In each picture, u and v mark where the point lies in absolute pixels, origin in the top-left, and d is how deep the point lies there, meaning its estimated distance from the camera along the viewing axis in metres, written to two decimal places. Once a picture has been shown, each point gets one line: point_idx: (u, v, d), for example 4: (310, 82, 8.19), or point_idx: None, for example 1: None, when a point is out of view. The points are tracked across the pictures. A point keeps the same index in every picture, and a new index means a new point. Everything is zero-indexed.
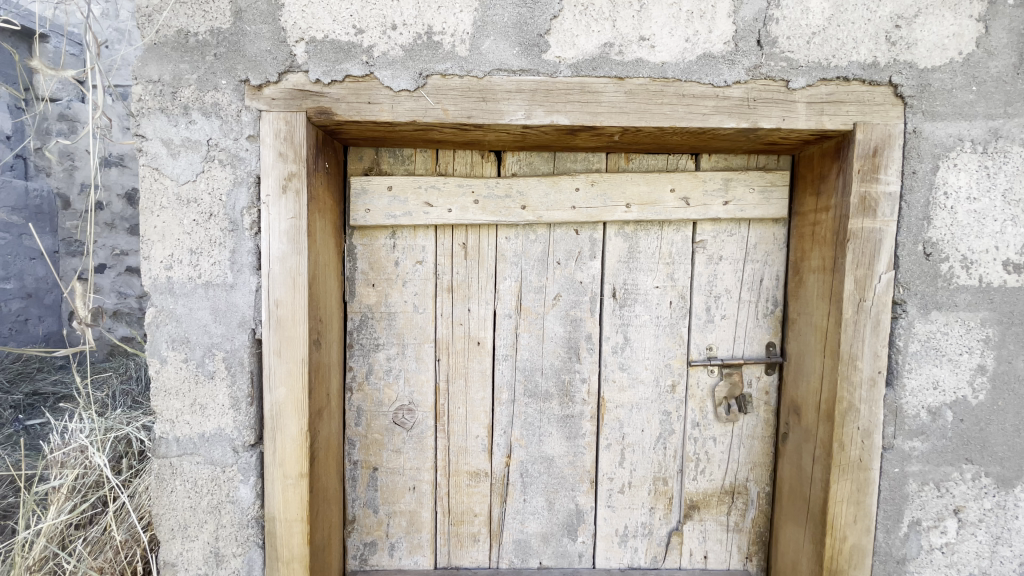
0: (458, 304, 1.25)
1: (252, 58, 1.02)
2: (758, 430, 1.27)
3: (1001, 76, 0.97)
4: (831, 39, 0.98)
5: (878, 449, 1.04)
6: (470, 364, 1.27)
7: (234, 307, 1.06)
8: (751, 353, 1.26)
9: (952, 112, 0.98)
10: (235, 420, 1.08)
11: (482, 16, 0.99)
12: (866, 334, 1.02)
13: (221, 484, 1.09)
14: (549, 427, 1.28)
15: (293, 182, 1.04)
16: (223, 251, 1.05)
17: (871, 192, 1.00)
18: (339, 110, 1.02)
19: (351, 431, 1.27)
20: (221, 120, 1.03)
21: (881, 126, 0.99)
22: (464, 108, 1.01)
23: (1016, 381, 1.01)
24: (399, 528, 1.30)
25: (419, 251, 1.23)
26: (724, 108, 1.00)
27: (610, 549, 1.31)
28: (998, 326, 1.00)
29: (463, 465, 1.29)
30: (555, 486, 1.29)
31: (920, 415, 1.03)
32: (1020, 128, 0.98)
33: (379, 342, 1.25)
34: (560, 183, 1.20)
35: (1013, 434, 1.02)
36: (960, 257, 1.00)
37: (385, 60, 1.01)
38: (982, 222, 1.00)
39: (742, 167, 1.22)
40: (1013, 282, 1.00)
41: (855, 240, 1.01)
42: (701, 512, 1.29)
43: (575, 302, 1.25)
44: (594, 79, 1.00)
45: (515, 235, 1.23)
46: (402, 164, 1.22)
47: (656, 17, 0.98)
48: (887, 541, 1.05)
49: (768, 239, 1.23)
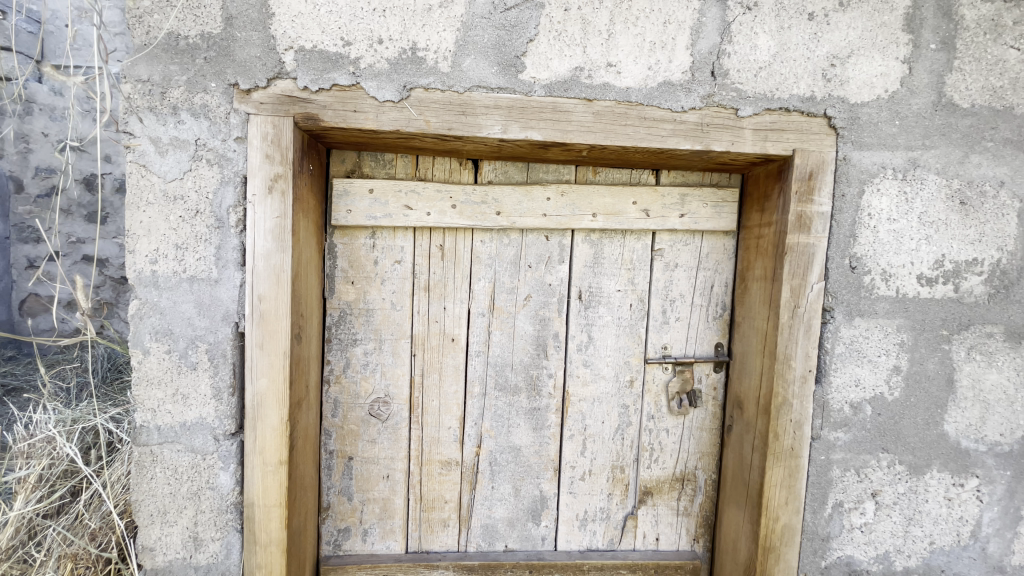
0: (434, 303, 1.33)
1: (242, 63, 1.07)
2: (706, 423, 1.39)
3: (920, 113, 1.11)
4: (775, 73, 1.09)
5: (807, 439, 1.17)
6: (444, 360, 1.34)
7: (219, 301, 1.11)
8: (701, 352, 1.37)
9: (877, 142, 1.12)
10: (217, 410, 1.12)
11: (463, 36, 1.07)
12: (800, 336, 1.15)
13: (201, 471, 1.13)
14: (517, 418, 1.37)
15: (279, 183, 1.09)
16: (209, 247, 1.09)
17: (806, 212, 1.13)
18: (326, 117, 1.08)
19: (327, 422, 1.32)
20: (209, 121, 1.07)
21: (817, 152, 1.12)
22: (445, 120, 1.08)
23: (926, 380, 1.16)
24: (372, 514, 1.37)
25: (398, 251, 1.30)
26: (681, 131, 1.10)
27: (571, 533, 1.41)
28: (911, 332, 1.15)
29: (436, 454, 1.37)
30: (522, 474, 1.38)
31: (844, 409, 1.16)
32: (935, 159, 1.12)
33: (357, 337, 1.31)
34: (533, 192, 1.28)
35: (923, 427, 1.17)
36: (881, 271, 1.14)
37: (372, 72, 1.07)
38: (901, 240, 1.13)
39: (697, 183, 1.33)
40: (925, 294, 1.14)
41: (792, 253, 1.13)
42: (654, 498, 1.41)
43: (544, 303, 1.34)
44: (565, 100, 1.09)
45: (489, 238, 1.31)
46: (384, 168, 1.28)
47: (623, 46, 1.08)
48: (814, 520, 1.18)
49: (719, 250, 1.35)
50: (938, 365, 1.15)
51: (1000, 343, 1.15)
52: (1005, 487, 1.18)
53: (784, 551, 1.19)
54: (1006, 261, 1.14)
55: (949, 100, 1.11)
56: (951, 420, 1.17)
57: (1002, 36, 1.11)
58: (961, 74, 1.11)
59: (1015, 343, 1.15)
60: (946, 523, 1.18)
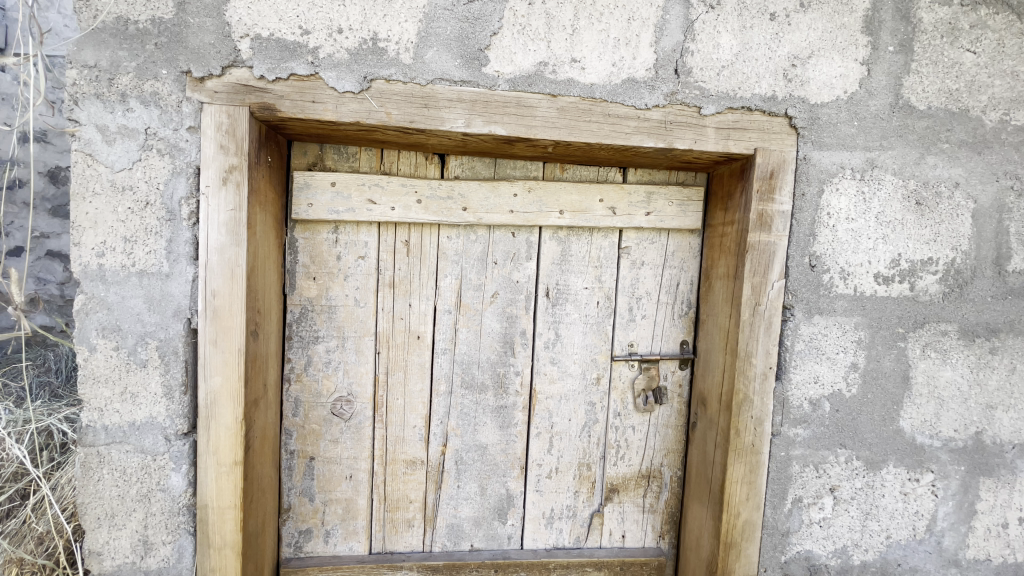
0: (399, 300, 1.30)
1: (195, 50, 1.03)
2: (672, 420, 1.40)
3: (878, 114, 1.13)
4: (738, 73, 1.10)
5: (768, 435, 1.18)
6: (409, 357, 1.32)
7: (170, 296, 1.07)
8: (666, 349, 1.38)
9: (836, 142, 1.13)
10: (168, 409, 1.08)
11: (426, 27, 1.05)
12: (761, 334, 1.16)
13: (151, 472, 1.09)
14: (483, 417, 1.35)
15: (234, 174, 1.06)
16: (159, 240, 1.06)
17: (767, 210, 1.14)
18: (283, 107, 1.05)
19: (288, 421, 1.29)
20: (160, 109, 1.03)
21: (778, 152, 1.13)
22: (407, 112, 1.06)
23: (882, 377, 1.18)
24: (334, 515, 1.34)
25: (362, 246, 1.27)
26: (644, 128, 1.10)
27: (537, 531, 1.40)
28: (868, 330, 1.17)
29: (400, 454, 1.34)
30: (488, 473, 1.37)
31: (804, 405, 1.18)
32: (892, 160, 1.14)
33: (319, 334, 1.28)
34: (500, 188, 1.27)
35: (880, 423, 1.19)
36: (839, 269, 1.16)
37: (331, 62, 1.04)
38: (859, 240, 1.15)
39: (664, 182, 1.33)
40: (882, 292, 1.16)
41: (753, 252, 1.14)
42: (620, 495, 1.41)
43: (511, 300, 1.33)
44: (529, 95, 1.08)
45: (456, 234, 1.30)
46: (346, 161, 1.25)
47: (587, 42, 1.07)
48: (774, 516, 1.20)
49: (685, 248, 1.35)
50: (894, 362, 1.18)
51: (954, 340, 1.18)
52: (959, 482, 1.21)
53: (745, 546, 1.20)
54: (959, 261, 1.17)
55: (906, 102, 1.13)
56: (906, 416, 1.19)
57: (959, 39, 1.13)
58: (918, 76, 1.13)
59: (967, 341, 1.18)
60: (902, 518, 1.21)
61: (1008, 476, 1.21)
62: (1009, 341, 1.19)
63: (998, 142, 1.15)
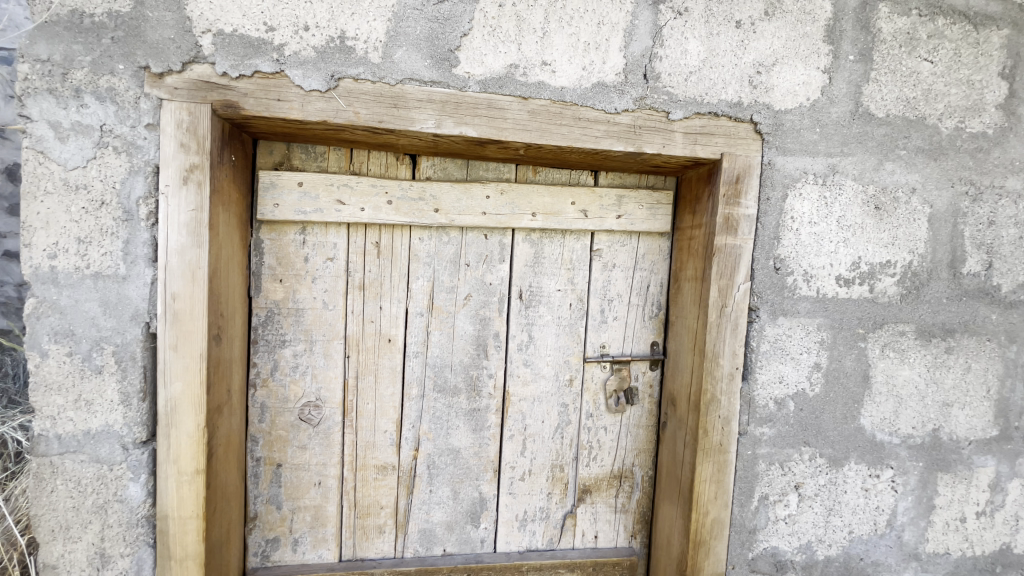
0: (369, 302, 1.28)
1: (154, 45, 0.99)
2: (643, 420, 1.41)
3: (839, 121, 1.17)
4: (705, 78, 1.12)
5: (735, 435, 1.20)
6: (380, 361, 1.30)
7: (127, 299, 1.03)
8: (638, 350, 1.39)
9: (800, 148, 1.16)
10: (125, 417, 1.04)
11: (395, 26, 1.03)
12: (727, 335, 1.18)
13: (108, 483, 1.05)
14: (456, 420, 1.34)
15: (195, 174, 1.02)
16: (116, 241, 1.01)
17: (733, 214, 1.16)
18: (247, 105, 1.02)
19: (254, 427, 1.26)
20: (116, 105, 0.99)
21: (743, 157, 1.15)
22: (376, 112, 1.05)
23: (844, 376, 1.21)
24: (303, 523, 1.31)
25: (331, 248, 1.24)
26: (614, 132, 1.11)
27: (510, 534, 1.40)
28: (830, 330, 1.20)
29: (371, 459, 1.32)
30: (460, 476, 1.36)
31: (769, 405, 1.20)
32: (852, 166, 1.18)
33: (286, 338, 1.25)
34: (471, 190, 1.26)
35: (842, 421, 1.22)
36: (803, 272, 1.19)
37: (297, 60, 1.02)
38: (821, 243, 1.19)
39: (634, 185, 1.35)
40: (843, 294, 1.20)
41: (720, 254, 1.16)
42: (593, 496, 1.42)
43: (484, 302, 1.33)
44: (500, 97, 1.07)
45: (427, 236, 1.28)
46: (314, 161, 1.22)
47: (557, 45, 1.07)
48: (741, 514, 1.22)
49: (655, 250, 1.37)
50: (855, 362, 1.21)
51: (912, 340, 1.23)
52: (918, 477, 1.25)
53: (714, 544, 1.22)
54: (916, 264, 1.21)
55: (866, 109, 1.17)
56: (867, 414, 1.23)
57: (916, 49, 1.18)
58: (878, 84, 1.17)
59: (924, 341, 1.23)
60: (864, 513, 1.25)
61: (963, 471, 1.26)
62: (963, 340, 1.24)
63: (953, 149, 1.20)
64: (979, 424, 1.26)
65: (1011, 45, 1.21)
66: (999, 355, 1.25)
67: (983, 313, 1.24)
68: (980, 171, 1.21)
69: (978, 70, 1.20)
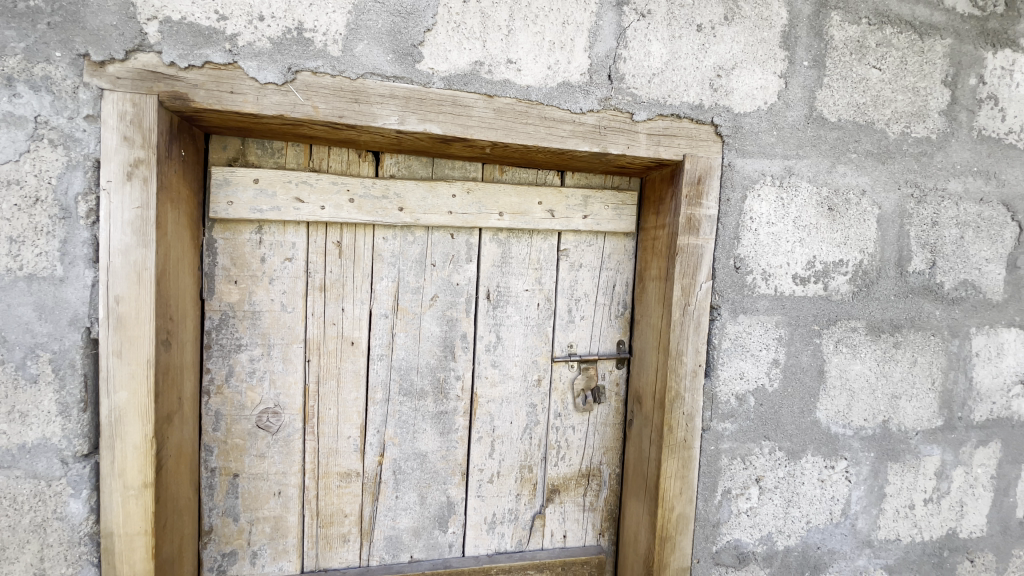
0: (330, 304, 1.24)
1: (95, 32, 0.93)
2: (610, 418, 1.42)
3: (795, 124, 1.20)
4: (667, 80, 1.14)
5: (698, 431, 1.22)
6: (342, 365, 1.26)
7: (65, 303, 0.96)
8: (604, 349, 1.40)
9: (758, 150, 1.19)
10: (64, 429, 0.97)
11: (355, 19, 1.00)
12: (690, 333, 1.20)
13: (46, 500, 0.97)
14: (423, 423, 1.32)
15: (140, 169, 0.97)
16: (52, 241, 0.95)
17: (695, 214, 1.18)
18: (197, 97, 0.97)
19: (207, 437, 1.20)
20: (52, 95, 0.93)
21: (704, 159, 1.17)
22: (336, 107, 1.01)
23: (801, 372, 1.25)
24: (262, 535, 1.25)
25: (289, 248, 1.20)
26: (580, 132, 1.11)
27: (479, 537, 1.38)
28: (788, 327, 1.24)
29: (334, 466, 1.28)
30: (428, 481, 1.33)
31: (731, 400, 1.23)
32: (807, 168, 1.22)
33: (242, 342, 1.20)
34: (437, 188, 1.24)
35: (800, 415, 1.26)
36: (761, 271, 1.22)
37: (251, 51, 0.98)
38: (779, 242, 1.22)
39: (600, 186, 1.36)
40: (800, 292, 1.24)
41: (683, 254, 1.18)
42: (561, 495, 1.42)
43: (451, 303, 1.31)
44: (464, 94, 1.06)
45: (392, 236, 1.25)
46: (271, 157, 1.17)
47: (522, 43, 1.07)
48: (705, 508, 1.24)
49: (621, 250, 1.38)
50: (811, 358, 1.26)
51: (863, 336, 1.28)
52: (870, 467, 1.31)
53: (679, 539, 1.24)
54: (866, 263, 1.27)
55: (820, 114, 1.21)
56: (823, 408, 1.27)
57: (866, 56, 1.23)
58: (831, 90, 1.21)
59: (875, 336, 1.29)
60: (821, 503, 1.29)
61: (911, 460, 1.33)
62: (910, 335, 1.30)
63: (900, 152, 1.26)
64: (925, 415, 1.33)
65: (952, 54, 1.28)
66: (942, 349, 1.32)
67: (927, 309, 1.31)
68: (924, 174, 1.28)
69: (923, 77, 1.26)
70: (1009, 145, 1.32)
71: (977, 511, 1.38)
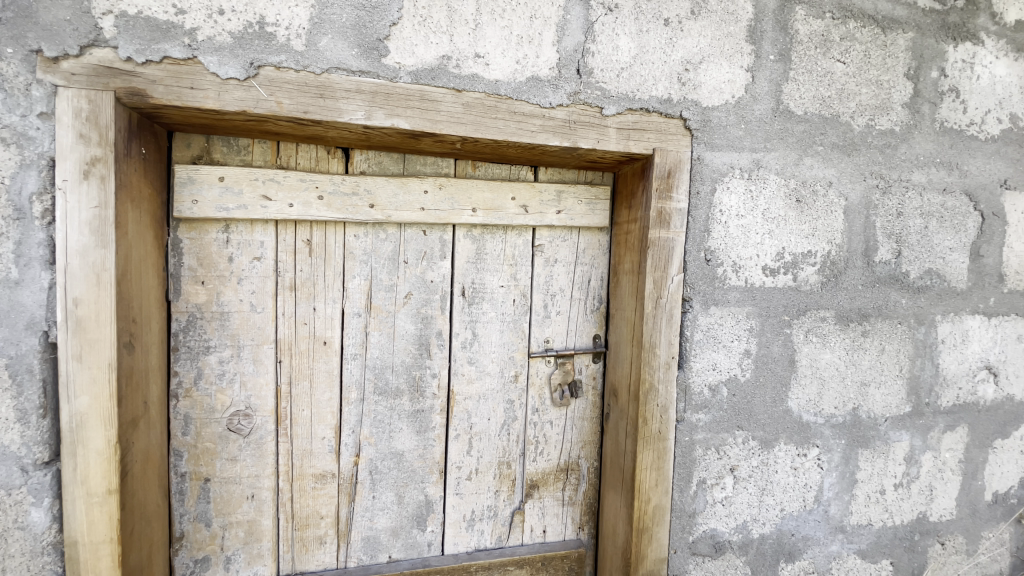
0: (302, 303, 1.22)
1: (47, 27, 0.90)
2: (587, 412, 1.43)
3: (762, 118, 1.22)
4: (636, 74, 1.14)
5: (672, 422, 1.23)
6: (315, 365, 1.24)
7: (21, 306, 0.93)
8: (581, 344, 1.41)
9: (726, 144, 1.21)
10: (23, 436, 0.94)
11: (319, 13, 0.99)
12: (663, 325, 1.21)
13: (5, 510, 0.94)
14: (399, 423, 1.30)
15: (97, 168, 0.94)
16: (6, 242, 0.91)
17: (666, 208, 1.19)
18: (156, 93, 0.95)
19: (176, 441, 1.17)
20: (3, 92, 0.89)
21: (674, 152, 1.18)
22: (300, 102, 1.00)
23: (772, 362, 1.27)
24: (235, 540, 1.23)
25: (257, 247, 1.18)
26: (550, 126, 1.11)
27: (458, 535, 1.38)
28: (759, 318, 1.26)
29: (308, 468, 1.26)
30: (405, 480, 1.32)
31: (704, 391, 1.24)
32: (775, 161, 1.23)
33: (210, 344, 1.18)
34: (408, 184, 1.23)
35: (772, 405, 1.28)
36: (732, 263, 1.23)
37: (211, 45, 0.96)
38: (748, 235, 1.24)
39: (573, 181, 1.36)
40: (770, 283, 1.26)
41: (654, 247, 1.19)
42: (540, 490, 1.42)
43: (425, 300, 1.30)
44: (432, 88, 1.05)
45: (363, 233, 1.23)
46: (237, 155, 1.15)
47: (490, 37, 1.06)
48: (681, 499, 1.26)
49: (595, 245, 1.38)
50: (781, 348, 1.28)
51: (832, 325, 1.30)
52: (841, 454, 1.33)
53: (656, 530, 1.25)
54: (834, 253, 1.29)
55: (786, 107, 1.23)
56: (794, 397, 1.29)
57: (831, 50, 1.25)
58: (796, 83, 1.23)
59: (843, 325, 1.31)
60: (794, 490, 1.31)
61: (881, 445, 1.36)
62: (877, 324, 1.33)
63: (865, 145, 1.29)
64: (893, 402, 1.36)
65: (915, 48, 1.30)
66: (909, 336, 1.35)
67: (894, 298, 1.34)
68: (888, 165, 1.31)
69: (886, 71, 1.29)
70: (970, 136, 1.36)
71: (945, 494, 1.42)
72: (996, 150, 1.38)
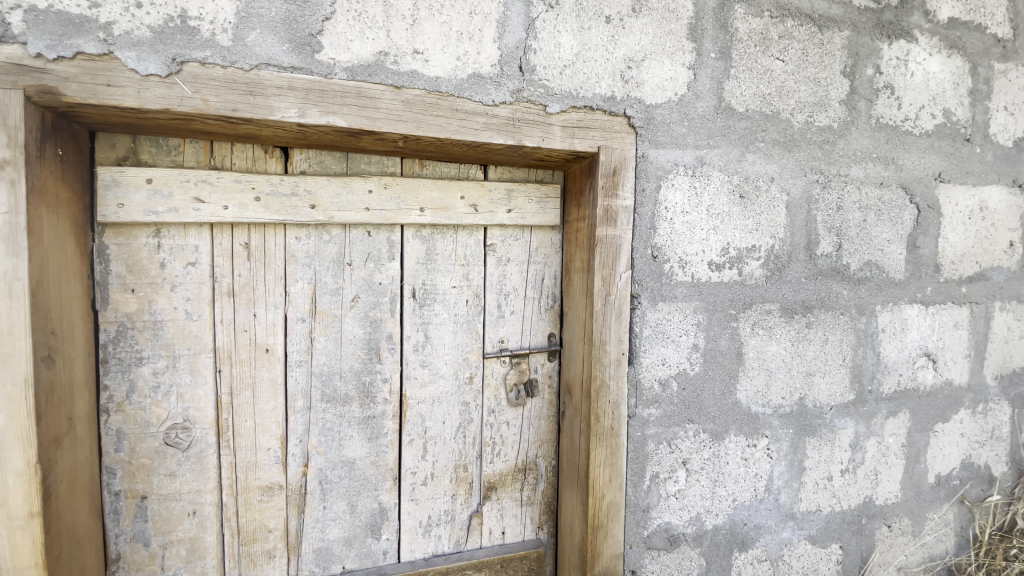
0: (241, 309, 1.17)
1: None
2: (543, 411, 1.43)
3: (705, 115, 1.24)
4: (578, 72, 1.14)
5: (624, 418, 1.24)
6: (258, 373, 1.20)
7: None
8: (536, 343, 1.40)
9: (670, 141, 1.22)
10: None
11: (246, 7, 0.95)
12: (612, 322, 1.21)
13: None
14: (349, 430, 1.27)
15: (5, 171, 0.87)
16: None
17: (612, 205, 1.19)
18: (70, 91, 0.89)
19: (109, 458, 1.11)
20: None
21: (619, 150, 1.18)
22: (229, 100, 0.96)
23: (720, 355, 1.29)
24: (177, 558, 1.18)
25: (191, 252, 1.13)
26: (493, 124, 1.10)
27: (415, 541, 1.35)
28: (706, 313, 1.28)
29: (254, 480, 1.21)
30: (357, 488, 1.29)
31: (654, 386, 1.26)
32: (718, 158, 1.25)
33: (143, 355, 1.12)
34: (352, 184, 1.20)
35: (721, 397, 1.30)
36: (678, 259, 1.25)
37: (129, 40, 0.91)
38: (694, 231, 1.25)
39: (523, 179, 1.35)
40: (716, 278, 1.28)
41: (602, 245, 1.19)
42: (498, 492, 1.41)
43: (374, 303, 1.27)
44: (370, 85, 1.02)
45: (305, 235, 1.20)
46: (167, 155, 1.10)
47: (428, 33, 1.05)
48: (635, 494, 1.27)
49: (547, 243, 1.38)
50: (729, 341, 1.30)
51: (777, 318, 1.33)
52: (789, 443, 1.37)
53: (611, 526, 1.25)
54: (778, 247, 1.32)
55: (728, 104, 1.25)
56: (743, 390, 1.32)
57: (770, 48, 1.28)
58: (737, 81, 1.25)
59: (788, 318, 1.34)
60: (744, 481, 1.34)
61: (827, 433, 1.40)
62: (821, 315, 1.37)
63: (804, 141, 1.32)
64: (838, 390, 1.40)
65: (850, 46, 1.35)
66: (851, 327, 1.40)
67: (836, 289, 1.38)
68: (828, 161, 1.35)
69: (823, 69, 1.33)
70: (905, 131, 1.41)
71: (890, 478, 1.47)
72: (929, 145, 1.44)
